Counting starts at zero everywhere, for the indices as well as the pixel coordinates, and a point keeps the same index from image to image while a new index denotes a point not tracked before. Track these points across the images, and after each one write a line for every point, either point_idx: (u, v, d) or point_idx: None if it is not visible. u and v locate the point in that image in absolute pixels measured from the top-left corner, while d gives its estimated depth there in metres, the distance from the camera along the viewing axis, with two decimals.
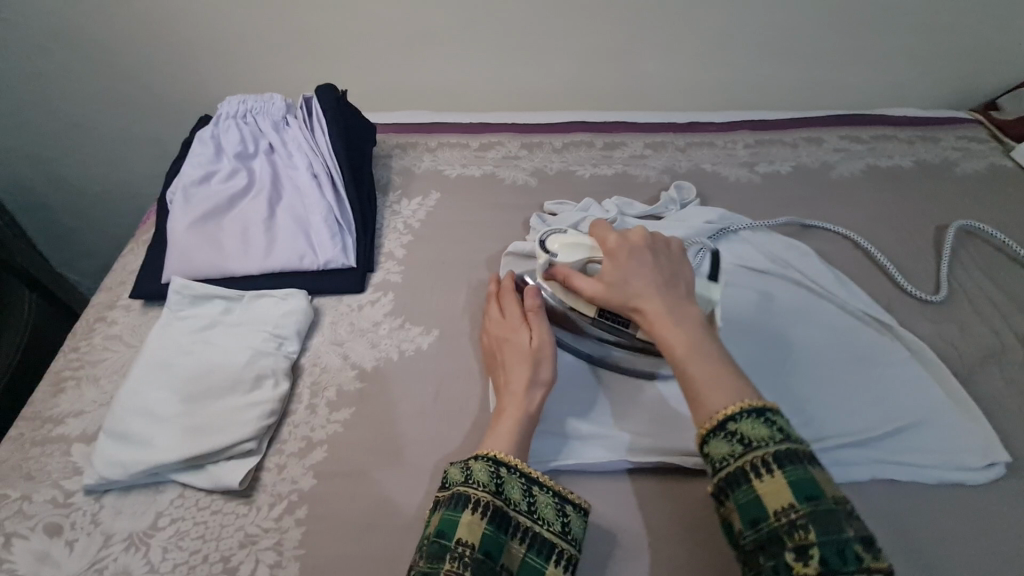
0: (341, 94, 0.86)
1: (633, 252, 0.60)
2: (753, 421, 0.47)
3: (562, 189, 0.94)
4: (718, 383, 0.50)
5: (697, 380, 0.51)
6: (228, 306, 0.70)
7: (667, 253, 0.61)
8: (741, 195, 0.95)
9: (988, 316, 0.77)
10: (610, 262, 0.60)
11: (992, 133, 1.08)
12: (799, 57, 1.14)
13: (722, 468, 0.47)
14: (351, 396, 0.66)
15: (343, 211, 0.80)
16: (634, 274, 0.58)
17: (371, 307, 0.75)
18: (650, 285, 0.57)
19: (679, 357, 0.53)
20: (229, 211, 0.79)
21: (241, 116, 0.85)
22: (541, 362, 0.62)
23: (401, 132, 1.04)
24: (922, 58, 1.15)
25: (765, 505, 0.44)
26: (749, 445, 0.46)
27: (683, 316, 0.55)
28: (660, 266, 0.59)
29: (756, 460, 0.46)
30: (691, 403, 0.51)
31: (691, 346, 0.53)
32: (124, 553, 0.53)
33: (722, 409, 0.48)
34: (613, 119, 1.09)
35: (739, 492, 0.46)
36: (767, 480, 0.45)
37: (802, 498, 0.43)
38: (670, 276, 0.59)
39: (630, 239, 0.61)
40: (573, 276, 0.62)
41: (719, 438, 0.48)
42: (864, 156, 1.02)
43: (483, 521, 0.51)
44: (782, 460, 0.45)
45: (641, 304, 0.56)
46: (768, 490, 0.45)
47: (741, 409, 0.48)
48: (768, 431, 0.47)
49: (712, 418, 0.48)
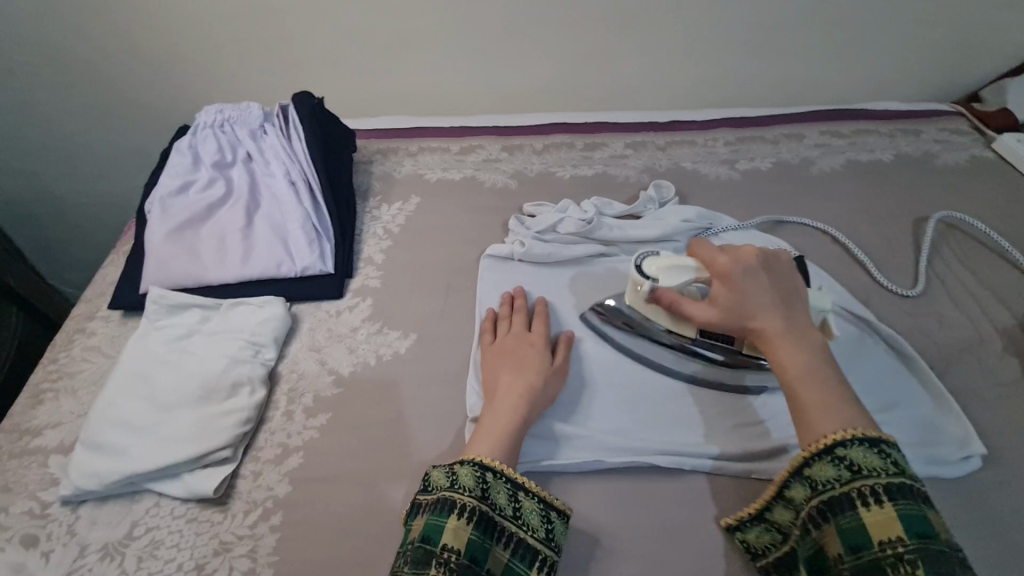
0: (318, 101, 0.87)
1: (748, 266, 0.59)
2: (865, 449, 0.47)
3: (541, 191, 0.94)
4: (829, 408, 0.50)
5: (808, 401, 0.51)
6: (206, 314, 0.71)
7: (782, 271, 0.59)
8: (721, 192, 0.95)
9: (967, 308, 0.77)
10: (723, 284, 0.58)
11: (974, 125, 1.08)
12: (778, 53, 1.14)
13: (825, 490, 0.47)
14: (328, 402, 0.66)
15: (322, 218, 0.80)
16: (749, 291, 0.57)
17: (349, 313, 0.75)
18: (769, 301, 0.56)
19: (791, 376, 0.53)
20: (208, 220, 0.79)
21: (218, 125, 0.85)
22: (552, 380, 0.64)
23: (382, 137, 1.05)
24: (903, 51, 1.15)
25: (871, 535, 0.44)
26: (858, 472, 0.46)
27: (800, 336, 0.55)
28: (777, 283, 0.58)
29: (865, 489, 0.45)
30: (798, 423, 0.51)
31: (806, 367, 0.52)
32: (99, 563, 0.54)
33: (831, 433, 0.48)
34: (593, 119, 1.09)
35: (843, 517, 0.46)
36: (875, 510, 0.44)
37: (913, 535, 0.43)
38: (788, 296, 0.57)
39: (748, 252, 0.60)
40: (681, 300, 0.61)
41: (824, 461, 0.48)
42: (844, 151, 1.03)
43: (469, 526, 0.50)
44: (894, 493, 0.44)
45: (755, 319, 0.56)
46: (876, 520, 0.44)
47: (851, 436, 0.47)
48: (880, 461, 0.46)
49: (818, 441, 0.49)
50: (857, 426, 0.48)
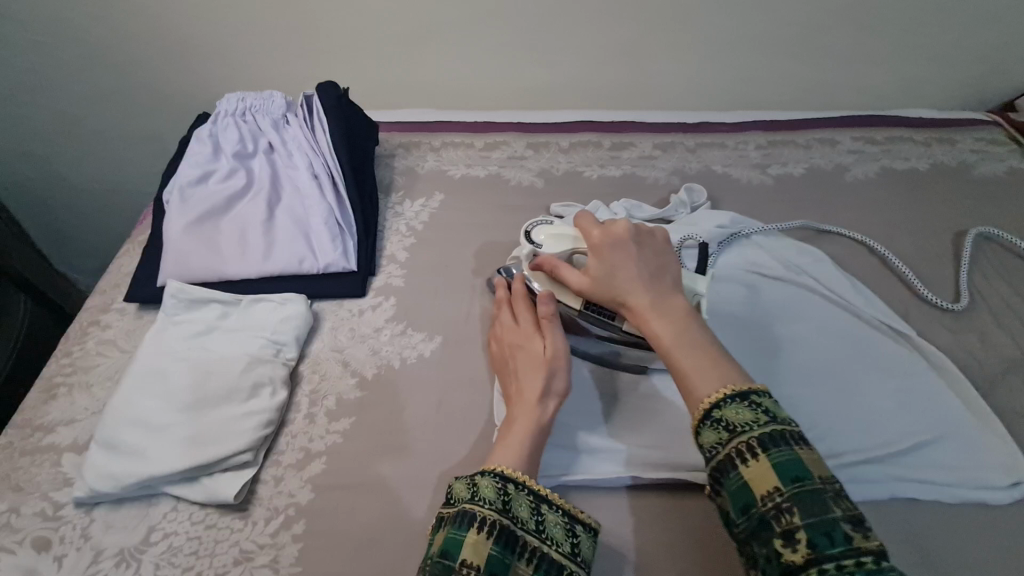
0: (343, 92, 0.84)
1: (618, 243, 0.57)
2: (736, 407, 0.45)
3: (568, 190, 0.91)
4: (703, 371, 0.48)
5: (684, 366, 0.49)
6: (225, 310, 0.68)
7: (653, 243, 0.58)
8: (753, 197, 0.93)
9: (1009, 326, 0.74)
10: (595, 255, 0.58)
11: (1011, 134, 1.05)
12: (812, 56, 1.11)
13: (710, 458, 0.45)
14: (351, 405, 0.64)
15: (345, 213, 0.78)
16: (619, 265, 0.56)
17: (372, 312, 0.73)
18: (635, 277, 0.55)
19: (665, 347, 0.51)
20: (227, 212, 0.76)
21: (239, 114, 0.83)
22: (555, 372, 0.59)
23: (404, 131, 1.02)
24: (939, 58, 1.12)
25: (752, 490, 0.42)
26: (734, 430, 0.44)
27: (667, 304, 0.53)
28: (646, 256, 0.57)
29: (742, 446, 0.43)
30: (681, 393, 0.49)
31: (675, 333, 0.51)
32: (114, 569, 0.51)
33: (708, 396, 0.46)
34: (620, 118, 1.06)
35: (728, 480, 0.43)
36: (753, 464, 0.42)
37: (788, 481, 0.41)
38: (656, 266, 0.56)
39: (619, 229, 0.59)
40: (560, 268, 0.62)
41: (706, 427, 0.46)
42: (878, 158, 1.00)
43: (489, 540, 0.48)
44: (767, 442, 0.43)
45: (625, 296, 0.54)
46: (754, 474, 0.42)
47: (724, 395, 0.46)
48: (752, 415, 0.44)
49: (698, 407, 0.47)
50: (730, 382, 0.47)
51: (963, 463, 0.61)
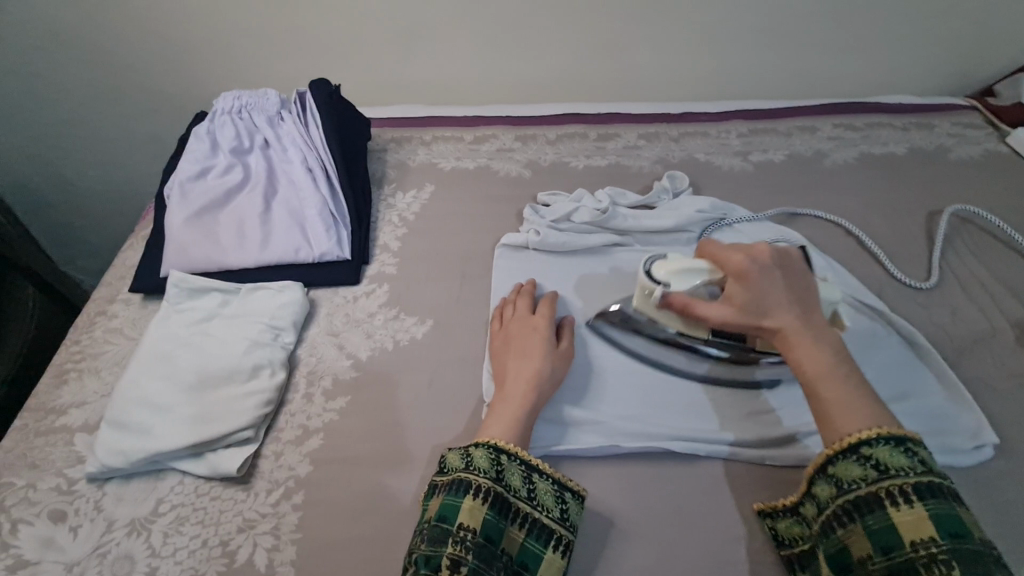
0: (334, 89, 0.87)
1: (763, 268, 0.58)
2: (890, 448, 0.47)
3: (555, 180, 0.94)
4: (857, 408, 0.50)
5: (834, 402, 0.51)
6: (226, 298, 0.72)
7: (796, 273, 0.59)
8: (735, 184, 0.95)
9: (979, 300, 0.78)
10: (740, 283, 0.58)
11: (988, 119, 1.08)
12: (793, 45, 1.14)
13: (852, 490, 0.48)
14: (346, 385, 0.67)
15: (338, 205, 0.81)
16: (768, 295, 0.57)
17: (366, 299, 0.76)
18: (782, 306, 0.56)
19: (810, 378, 0.53)
20: (226, 205, 0.80)
21: (236, 112, 0.86)
22: (561, 363, 0.65)
23: (396, 126, 1.05)
24: (916, 46, 1.15)
25: (902, 535, 0.45)
26: (884, 472, 0.47)
27: (815, 336, 0.55)
28: (791, 283, 0.58)
29: (894, 489, 0.46)
30: (825, 424, 0.51)
31: (827, 367, 0.53)
32: (126, 537, 0.55)
33: (858, 434, 0.49)
34: (606, 110, 1.09)
35: (872, 517, 0.46)
36: (906, 510, 0.45)
37: (945, 534, 0.43)
38: (802, 298, 0.57)
39: (760, 254, 0.59)
40: (693, 304, 0.61)
41: (850, 460, 0.49)
42: (857, 144, 1.03)
43: (484, 507, 0.52)
44: (924, 492, 0.45)
45: (770, 322, 0.56)
46: (906, 519, 0.45)
47: (877, 435, 0.48)
48: (907, 461, 0.47)
49: (843, 440, 0.49)
50: (884, 425, 0.49)
51: (943, 428, 0.64)
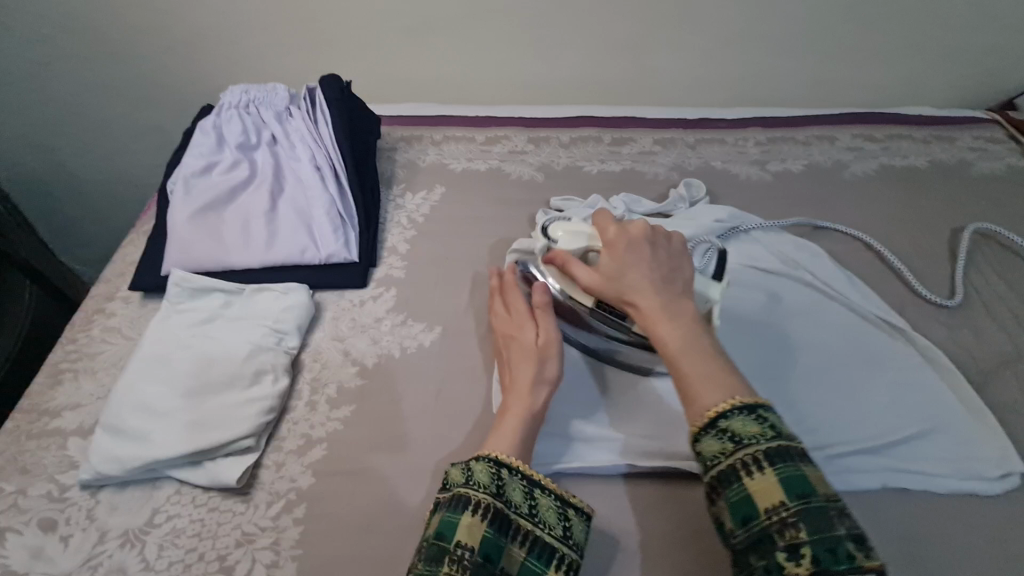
0: (346, 85, 0.85)
1: (631, 244, 0.57)
2: (744, 418, 0.45)
3: (568, 185, 0.92)
4: (711, 380, 0.47)
5: (690, 374, 0.48)
6: (228, 299, 0.69)
7: (668, 248, 0.58)
8: (752, 193, 0.93)
9: (1003, 320, 0.75)
10: (609, 254, 0.57)
11: (1010, 133, 1.05)
12: (813, 53, 1.12)
13: (712, 466, 0.45)
14: (351, 393, 0.65)
15: (347, 205, 0.78)
16: (633, 266, 0.55)
17: (373, 303, 0.74)
18: (646, 280, 0.54)
19: (671, 355, 0.50)
20: (230, 202, 0.77)
21: (243, 106, 0.83)
22: (547, 360, 0.61)
23: (407, 124, 1.03)
24: (938, 57, 1.13)
25: (756, 503, 0.42)
26: (740, 442, 0.44)
27: (679, 311, 0.52)
28: (659, 258, 0.56)
29: (747, 458, 0.43)
30: (684, 399, 0.48)
31: (683, 339, 0.50)
32: (119, 549, 0.53)
33: (715, 406, 0.46)
34: (621, 114, 1.07)
35: (730, 490, 0.43)
36: (757, 478, 0.43)
37: (793, 496, 0.41)
38: (669, 272, 0.56)
39: (631, 232, 0.58)
40: (572, 263, 0.59)
41: (709, 436, 0.45)
42: (877, 156, 1.00)
43: (483, 524, 0.49)
44: (773, 457, 0.43)
45: (633, 297, 0.54)
46: (759, 487, 0.42)
47: (733, 406, 0.45)
48: (758, 428, 0.44)
49: (701, 417, 0.46)
50: (737, 395, 0.46)
51: (947, 463, 0.61)
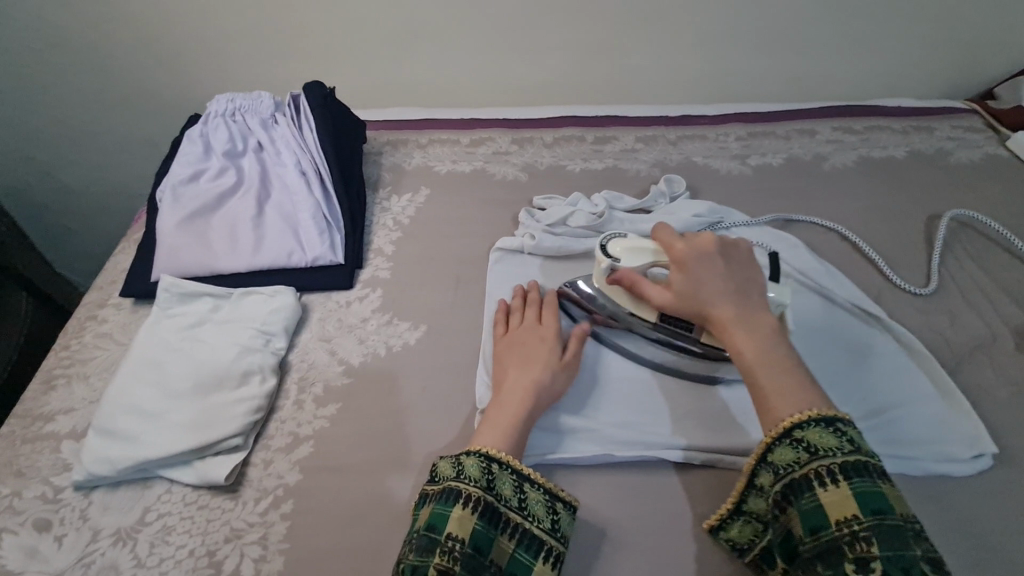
0: (329, 91, 0.86)
1: (703, 257, 0.59)
2: (821, 430, 0.48)
3: (551, 184, 0.94)
4: (787, 391, 0.51)
5: (767, 385, 0.52)
6: (217, 303, 0.71)
7: (738, 261, 0.60)
8: (732, 187, 0.95)
9: (978, 305, 0.77)
10: (677, 266, 0.60)
11: (989, 123, 1.07)
12: (792, 48, 1.13)
13: (787, 475, 0.48)
14: (338, 391, 0.66)
15: (332, 208, 0.80)
16: (704, 279, 0.58)
17: (359, 303, 0.75)
18: (724, 294, 0.57)
19: (749, 367, 0.54)
20: (218, 208, 0.79)
21: (229, 114, 0.85)
22: (561, 377, 0.63)
23: (392, 128, 1.04)
24: (915, 50, 1.15)
25: (828, 514, 0.45)
26: (815, 453, 0.47)
27: (755, 324, 0.56)
28: (731, 270, 0.59)
29: (822, 470, 0.46)
30: (759, 410, 0.52)
31: (758, 353, 0.54)
32: (111, 547, 0.54)
33: (790, 417, 0.49)
34: (603, 113, 1.09)
35: (802, 500, 0.46)
36: (831, 490, 0.45)
37: (868, 512, 0.44)
38: (741, 285, 0.58)
39: (699, 244, 0.61)
40: (640, 282, 0.62)
41: (784, 445, 0.49)
42: (856, 147, 1.02)
43: (473, 516, 0.51)
44: (848, 471, 0.45)
45: (711, 311, 0.57)
46: (832, 499, 0.45)
47: (809, 418, 0.48)
48: (836, 441, 0.47)
49: (777, 426, 0.49)
50: (816, 407, 0.49)
51: (915, 447, 0.62)
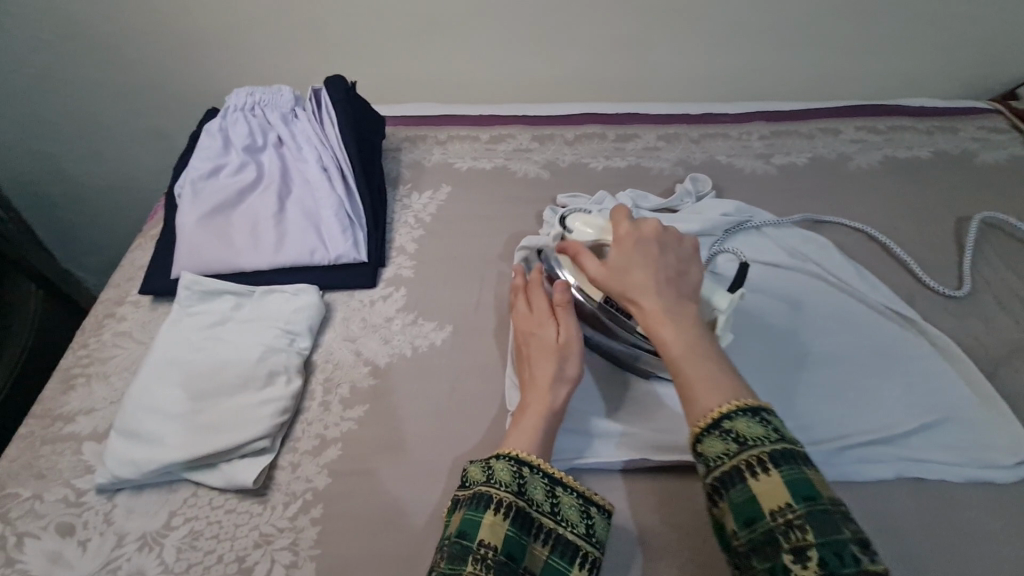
0: (351, 86, 0.84)
1: (640, 246, 0.57)
2: (748, 420, 0.45)
3: (574, 181, 0.93)
4: (711, 381, 0.48)
5: (693, 374, 0.49)
6: (238, 301, 0.69)
7: (676, 250, 0.58)
8: (757, 186, 0.93)
9: (1011, 309, 0.75)
10: (617, 253, 0.58)
11: (1013, 123, 1.06)
12: (815, 46, 1.12)
13: (715, 468, 0.45)
14: (364, 393, 0.65)
15: (355, 205, 0.78)
16: (639, 266, 0.56)
17: (383, 302, 0.74)
18: (655, 282, 0.54)
19: (675, 356, 0.51)
20: (238, 204, 0.77)
21: (249, 108, 0.83)
22: (567, 359, 0.61)
23: (411, 124, 1.03)
24: (939, 49, 1.13)
25: (761, 506, 0.42)
26: (744, 443, 0.45)
27: (683, 313, 0.53)
28: (666, 259, 0.57)
29: (751, 459, 0.44)
30: (685, 402, 0.49)
31: (686, 342, 0.51)
32: (137, 553, 0.53)
33: (716, 407, 0.47)
34: (625, 111, 1.07)
35: (733, 491, 0.44)
36: (762, 479, 0.43)
37: (799, 499, 0.42)
38: (674, 274, 0.56)
39: (642, 232, 0.59)
40: (583, 255, 0.61)
41: (713, 437, 0.46)
42: (881, 147, 1.01)
43: (506, 522, 0.49)
44: (778, 459, 0.43)
45: (640, 297, 0.54)
46: (764, 489, 0.43)
47: (735, 408, 0.46)
48: (763, 430, 0.45)
49: (705, 417, 0.47)
50: (740, 397, 0.47)
51: (957, 452, 0.61)
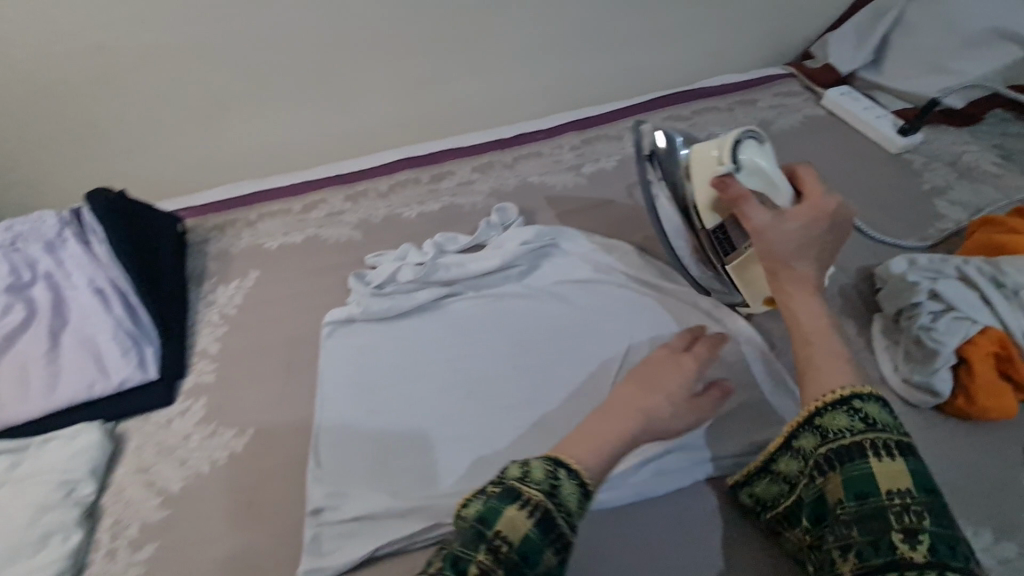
0: (116, 196, 0.81)
1: (817, 224, 0.60)
2: (878, 407, 0.50)
3: (386, 238, 0.91)
4: (835, 364, 0.54)
5: (818, 351, 0.56)
6: (15, 459, 0.63)
7: (835, 240, 0.62)
8: (568, 202, 0.94)
9: None
10: (790, 219, 0.60)
11: (806, 84, 1.11)
12: (613, 46, 1.14)
13: (835, 440, 0.49)
14: (154, 528, 0.61)
15: (140, 323, 0.75)
16: (804, 241, 0.60)
17: (181, 419, 0.70)
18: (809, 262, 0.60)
19: (806, 331, 0.58)
20: (7, 351, 0.72)
21: (8, 244, 0.76)
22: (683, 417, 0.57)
23: (220, 210, 0.97)
24: (728, 28, 1.18)
25: (879, 483, 0.46)
26: (873, 425, 0.49)
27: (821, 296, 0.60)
28: (824, 246, 0.61)
29: (878, 441, 0.48)
30: (806, 378, 0.55)
31: (817, 322, 0.58)
32: None
33: (837, 388, 0.52)
34: (440, 147, 1.06)
35: (852, 465, 0.47)
36: (885, 462, 0.46)
37: (920, 489, 0.45)
38: (823, 261, 0.62)
39: (822, 211, 0.61)
40: (748, 204, 0.60)
41: (839, 411, 0.50)
42: (685, 135, 1.03)
43: (529, 519, 0.45)
44: (905, 449, 0.47)
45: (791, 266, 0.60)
46: (885, 471, 0.46)
47: (867, 394, 0.51)
48: (892, 420, 0.49)
49: (827, 394, 0.52)
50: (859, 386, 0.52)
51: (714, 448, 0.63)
